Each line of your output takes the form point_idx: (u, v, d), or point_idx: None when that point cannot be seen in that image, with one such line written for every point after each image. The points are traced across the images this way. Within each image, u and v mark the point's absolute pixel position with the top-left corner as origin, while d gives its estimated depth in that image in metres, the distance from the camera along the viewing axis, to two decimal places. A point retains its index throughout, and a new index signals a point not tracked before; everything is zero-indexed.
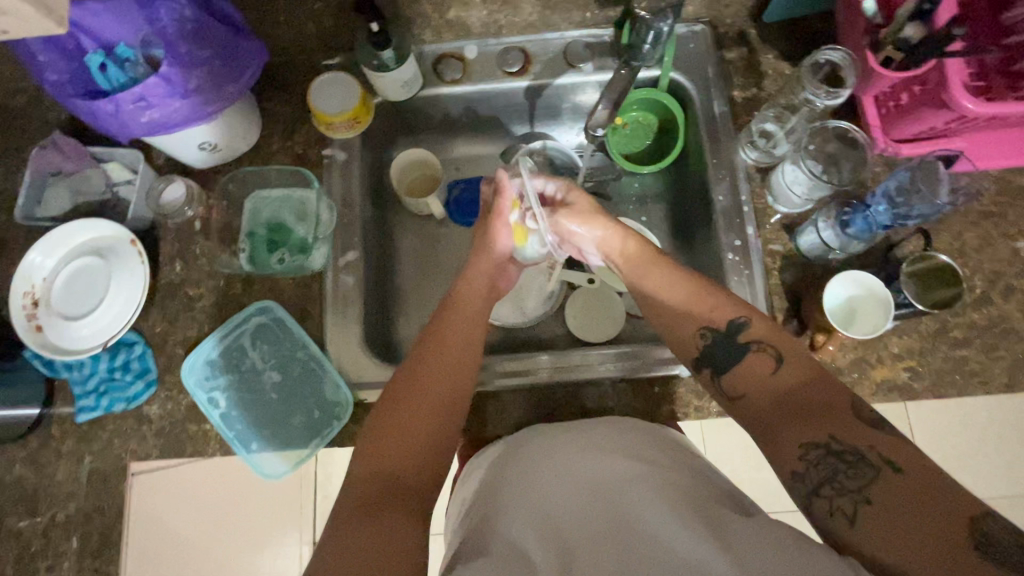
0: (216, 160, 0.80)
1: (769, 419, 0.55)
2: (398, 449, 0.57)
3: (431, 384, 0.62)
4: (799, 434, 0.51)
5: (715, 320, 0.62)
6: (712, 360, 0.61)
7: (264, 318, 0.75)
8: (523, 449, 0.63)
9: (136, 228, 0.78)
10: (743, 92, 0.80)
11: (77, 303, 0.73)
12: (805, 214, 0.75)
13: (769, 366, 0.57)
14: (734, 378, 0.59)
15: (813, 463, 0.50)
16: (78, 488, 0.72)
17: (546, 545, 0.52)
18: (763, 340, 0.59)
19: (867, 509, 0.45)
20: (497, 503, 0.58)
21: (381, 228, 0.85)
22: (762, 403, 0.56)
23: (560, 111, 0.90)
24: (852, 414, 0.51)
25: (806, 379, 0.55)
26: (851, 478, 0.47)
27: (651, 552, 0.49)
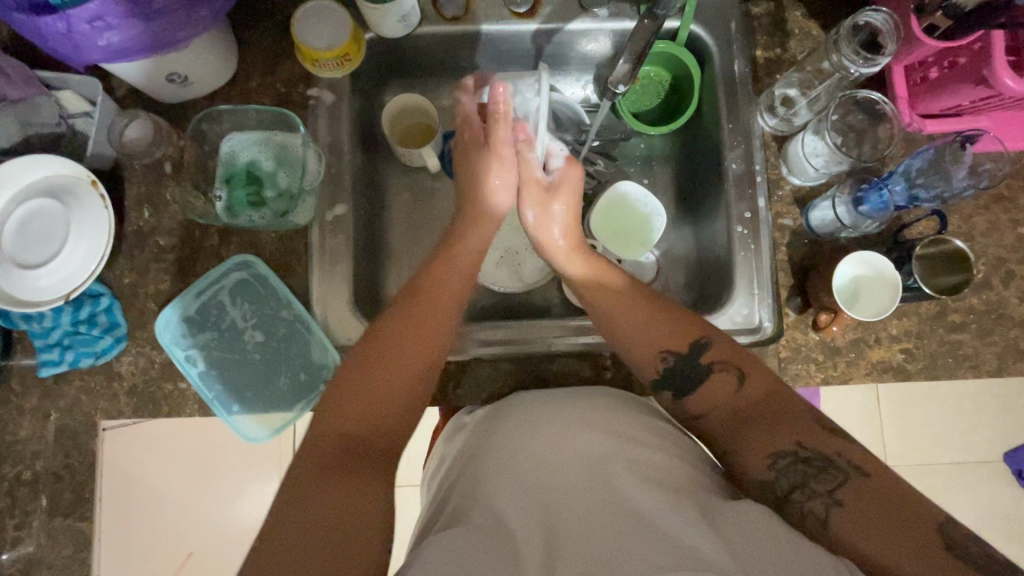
0: (189, 94, 0.72)
1: (734, 423, 0.53)
2: (351, 424, 0.54)
3: (370, 367, 0.57)
4: (765, 442, 0.50)
5: (676, 344, 0.57)
6: (669, 376, 0.57)
7: (244, 274, 0.70)
8: (503, 418, 0.59)
9: (98, 167, 0.70)
10: (766, 53, 0.75)
11: (32, 249, 0.66)
12: (818, 187, 0.72)
13: (731, 387, 0.54)
14: (697, 395, 0.56)
15: (782, 471, 0.49)
16: (45, 445, 0.67)
17: (529, 519, 0.49)
18: (726, 360, 0.55)
19: (837, 511, 0.46)
20: (476, 468, 0.55)
21: (370, 179, 0.79)
22: (727, 416, 0.54)
23: (567, 60, 0.83)
24: (816, 422, 0.50)
25: (769, 393, 0.53)
26: (822, 483, 0.48)
27: (638, 525, 0.47)
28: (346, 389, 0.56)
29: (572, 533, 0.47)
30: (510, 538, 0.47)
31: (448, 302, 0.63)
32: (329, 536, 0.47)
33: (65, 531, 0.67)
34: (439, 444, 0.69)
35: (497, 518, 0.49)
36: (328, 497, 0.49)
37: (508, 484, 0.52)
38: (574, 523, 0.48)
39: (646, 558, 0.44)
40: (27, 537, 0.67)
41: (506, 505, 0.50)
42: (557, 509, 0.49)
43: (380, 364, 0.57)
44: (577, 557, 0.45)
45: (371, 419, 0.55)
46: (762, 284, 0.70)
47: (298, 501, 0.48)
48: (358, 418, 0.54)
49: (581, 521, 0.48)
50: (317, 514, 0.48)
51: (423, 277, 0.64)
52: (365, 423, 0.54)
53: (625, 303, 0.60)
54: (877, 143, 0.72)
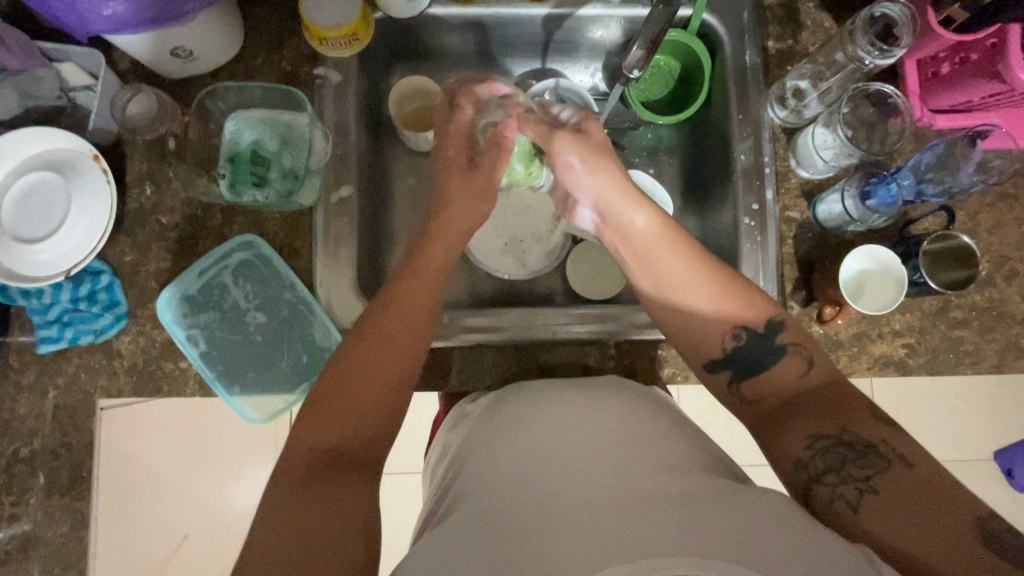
0: (192, 70, 0.71)
1: (785, 409, 0.54)
2: (352, 416, 0.53)
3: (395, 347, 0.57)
4: (812, 426, 0.51)
5: (751, 319, 0.59)
6: (734, 357, 0.59)
7: (247, 254, 0.69)
8: (510, 408, 0.59)
9: (99, 142, 0.69)
10: (778, 44, 0.74)
11: (31, 224, 0.65)
12: (826, 181, 0.72)
13: (799, 370, 0.56)
14: (755, 381, 0.57)
15: (819, 452, 0.49)
16: (42, 423, 0.67)
17: (529, 501, 0.48)
18: (801, 344, 0.57)
19: (870, 498, 0.46)
20: (481, 456, 0.55)
21: (375, 162, 0.79)
22: (777, 401, 0.55)
23: (577, 46, 0.82)
24: (870, 412, 0.51)
25: (831, 382, 0.54)
26: (860, 468, 0.47)
27: (641, 510, 0.46)
28: (335, 384, 0.55)
29: (572, 513, 0.46)
30: (515, 525, 0.46)
31: (426, 295, 0.62)
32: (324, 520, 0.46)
33: (62, 509, 0.67)
34: (443, 431, 0.68)
35: (502, 506, 0.48)
36: (316, 494, 0.48)
37: (515, 473, 0.51)
38: (580, 508, 0.46)
39: (655, 541, 0.42)
40: (24, 515, 0.66)
41: (511, 493, 0.49)
42: (563, 493, 0.48)
43: (364, 357, 0.56)
44: (584, 541, 0.43)
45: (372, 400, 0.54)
46: (767, 276, 0.70)
47: (294, 495, 0.47)
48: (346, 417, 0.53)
49: (588, 506, 0.46)
50: (307, 510, 0.47)
51: (408, 273, 0.63)
52: (359, 413, 0.54)
53: (683, 276, 0.62)
54: (887, 136, 0.71)
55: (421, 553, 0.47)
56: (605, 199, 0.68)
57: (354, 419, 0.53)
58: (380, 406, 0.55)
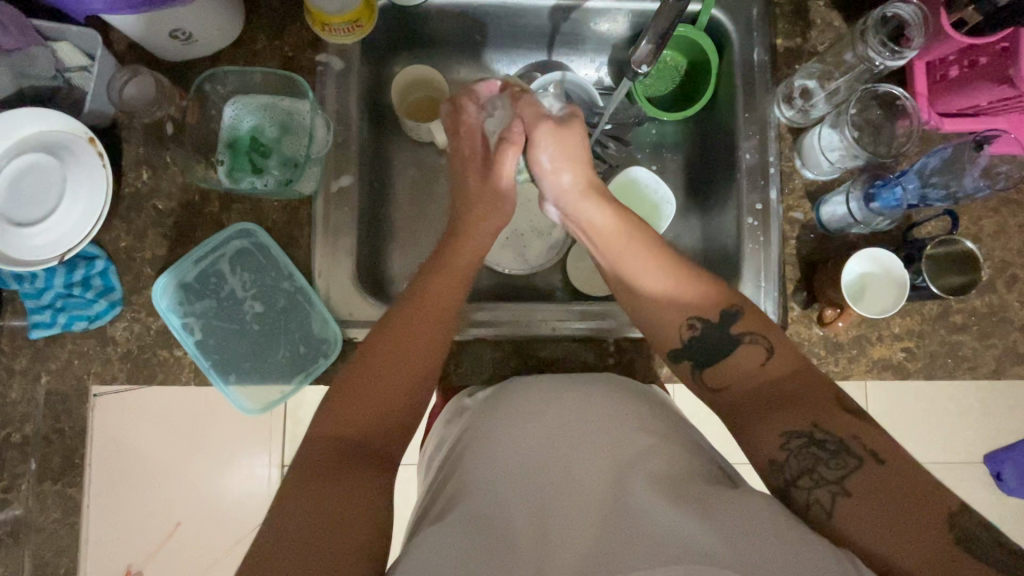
0: (192, 53, 0.69)
1: (751, 405, 0.53)
2: (360, 414, 0.52)
3: (392, 347, 0.56)
4: (783, 422, 0.50)
5: (703, 308, 0.58)
6: (700, 348, 0.57)
7: (244, 242, 0.68)
8: (501, 407, 0.58)
9: (96, 125, 0.68)
10: (787, 41, 0.73)
11: (25, 207, 0.64)
12: (831, 182, 0.71)
13: (759, 359, 0.54)
14: (716, 368, 0.57)
15: (794, 452, 0.49)
16: (35, 408, 0.66)
17: (524, 512, 0.48)
18: (756, 331, 0.56)
19: (843, 501, 0.46)
20: (472, 456, 0.54)
21: (376, 151, 0.78)
22: (746, 394, 0.54)
23: (583, 39, 0.81)
24: (839, 408, 0.49)
25: (792, 372, 0.53)
26: (833, 468, 0.47)
27: (637, 524, 0.46)
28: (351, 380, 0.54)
29: (568, 529, 0.46)
30: (507, 530, 0.46)
31: (450, 289, 0.62)
32: (328, 522, 0.45)
33: (54, 495, 0.66)
34: (439, 424, 0.68)
35: (495, 507, 0.48)
36: (324, 491, 0.47)
37: (510, 472, 0.51)
38: (572, 518, 0.47)
39: (645, 556, 0.43)
40: (14, 500, 0.66)
41: (505, 494, 0.49)
42: (557, 500, 0.49)
43: (380, 352, 0.56)
44: (574, 556, 0.44)
45: (380, 406, 0.53)
46: (769, 277, 0.70)
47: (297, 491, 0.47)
48: (364, 405, 0.53)
49: (580, 518, 0.47)
50: (311, 502, 0.46)
51: (429, 271, 0.63)
52: (362, 415, 0.52)
53: (652, 277, 0.61)
54: (894, 139, 0.70)
55: (406, 551, 0.46)
56: (565, 198, 0.69)
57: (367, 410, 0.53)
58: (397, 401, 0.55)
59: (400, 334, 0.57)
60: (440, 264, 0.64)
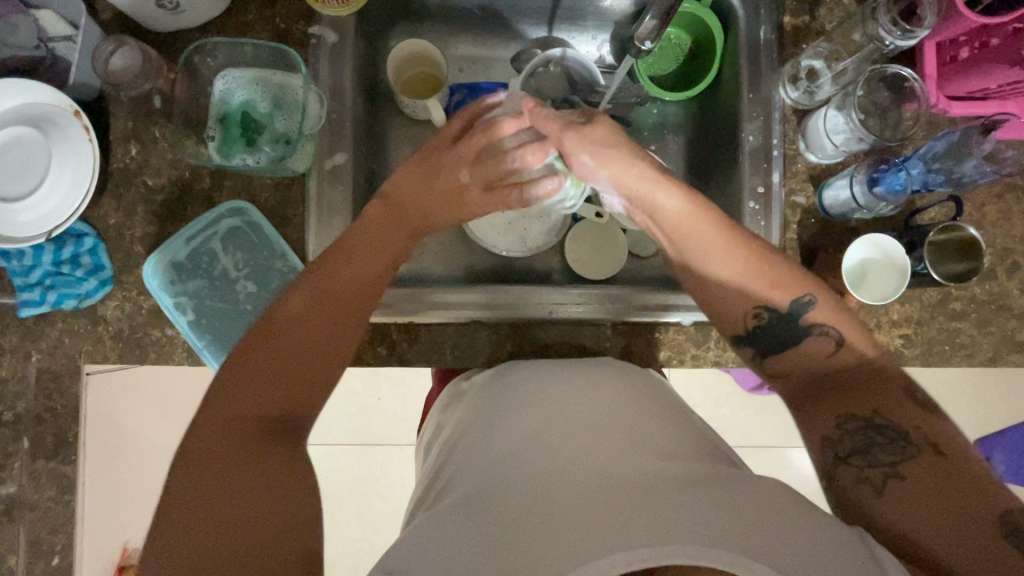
0: (181, 23, 0.67)
1: (814, 391, 0.53)
2: (287, 399, 0.51)
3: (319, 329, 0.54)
4: (839, 405, 0.51)
5: (775, 299, 0.56)
6: (764, 335, 0.56)
7: (237, 221, 0.67)
8: (505, 393, 0.58)
9: (82, 97, 0.66)
10: (794, 20, 0.72)
11: (11, 183, 0.62)
12: (834, 166, 0.70)
13: (827, 351, 0.53)
14: (781, 358, 0.56)
15: (848, 433, 0.49)
16: (26, 387, 0.65)
17: (525, 483, 0.47)
18: (825, 323, 0.54)
19: (895, 484, 0.45)
20: (476, 438, 0.54)
21: (371, 128, 0.76)
22: (804, 382, 0.54)
23: (584, 14, 0.79)
24: (904, 394, 0.49)
25: (858, 364, 0.52)
26: (887, 453, 0.47)
27: (644, 497, 0.44)
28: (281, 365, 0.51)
29: (570, 497, 0.45)
30: (509, 505, 0.45)
31: (377, 257, 0.60)
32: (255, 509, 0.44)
33: (48, 473, 0.66)
34: (437, 409, 0.68)
35: (495, 489, 0.47)
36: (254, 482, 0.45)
37: (508, 456, 0.50)
38: (575, 494, 0.45)
39: (657, 528, 0.40)
40: (8, 478, 0.65)
41: (503, 473, 0.49)
42: (557, 477, 0.47)
43: (293, 346, 0.53)
44: (581, 527, 0.41)
45: (299, 389, 0.52)
46: None
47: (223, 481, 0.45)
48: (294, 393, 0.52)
49: (580, 493, 0.45)
50: (239, 487, 0.45)
51: (344, 244, 0.59)
52: (287, 398, 0.51)
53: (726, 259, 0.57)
54: (901, 121, 0.69)
55: (416, 535, 0.45)
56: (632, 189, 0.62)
57: (301, 393, 0.52)
58: (319, 382, 0.53)
59: (312, 325, 0.54)
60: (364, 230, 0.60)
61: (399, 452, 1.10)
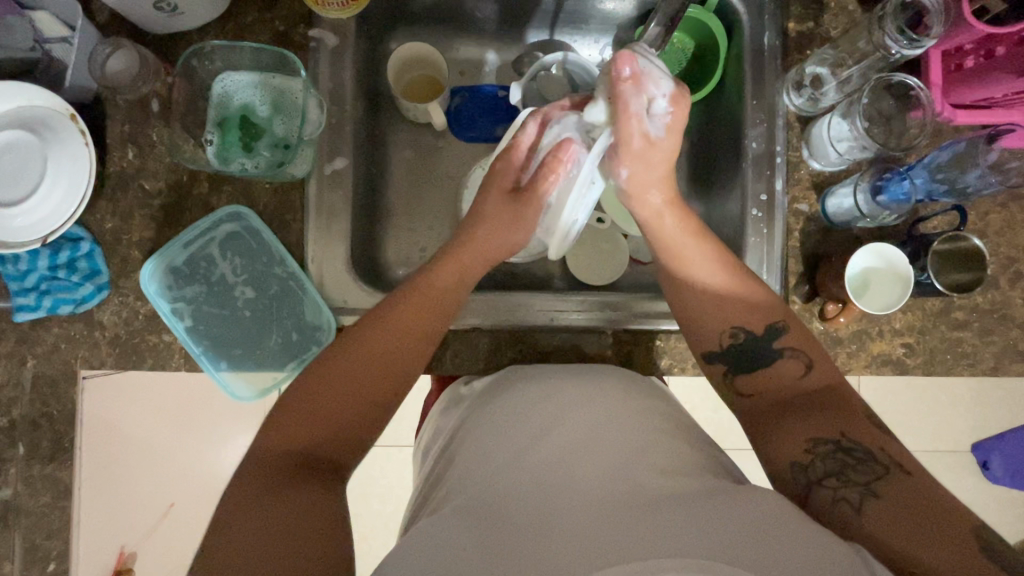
0: (181, 26, 0.66)
1: (779, 415, 0.53)
2: (314, 428, 0.50)
3: (352, 362, 0.53)
4: (809, 429, 0.51)
5: (751, 321, 0.57)
6: (735, 354, 0.58)
7: (235, 226, 0.66)
8: (503, 400, 0.58)
9: (79, 100, 0.65)
10: (798, 26, 0.71)
11: (7, 187, 0.62)
12: (837, 174, 0.70)
13: (798, 371, 0.55)
14: (752, 377, 0.57)
15: (820, 456, 0.49)
16: (21, 392, 0.65)
17: (522, 494, 0.46)
18: (799, 347, 0.55)
19: (872, 501, 0.45)
20: (474, 447, 0.53)
21: (372, 131, 0.75)
22: (775, 401, 0.55)
23: (587, 18, 0.78)
24: (869, 421, 0.50)
25: (825, 387, 0.53)
26: (861, 474, 0.47)
27: (640, 509, 0.44)
28: (296, 410, 0.51)
29: (568, 510, 0.44)
30: (506, 516, 0.44)
31: (429, 305, 0.57)
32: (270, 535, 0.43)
33: (43, 479, 0.65)
34: (434, 417, 0.68)
35: (491, 499, 0.47)
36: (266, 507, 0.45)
37: (505, 466, 0.50)
38: (573, 506, 0.44)
39: (654, 544, 0.40)
40: (3, 483, 0.65)
41: (501, 483, 0.48)
42: (555, 488, 0.46)
43: (327, 381, 0.52)
44: (578, 541, 0.41)
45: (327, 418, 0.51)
46: (771, 270, 0.69)
47: (230, 517, 0.44)
48: (320, 425, 0.51)
49: (576, 504, 0.45)
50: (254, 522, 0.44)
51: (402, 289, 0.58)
52: (314, 426, 0.51)
53: (718, 287, 0.59)
54: (906, 130, 0.69)
55: (411, 544, 0.45)
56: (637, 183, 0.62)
57: (329, 425, 0.51)
58: (349, 417, 0.52)
59: (350, 368, 0.53)
60: (426, 284, 0.59)
61: (398, 455, 1.09)
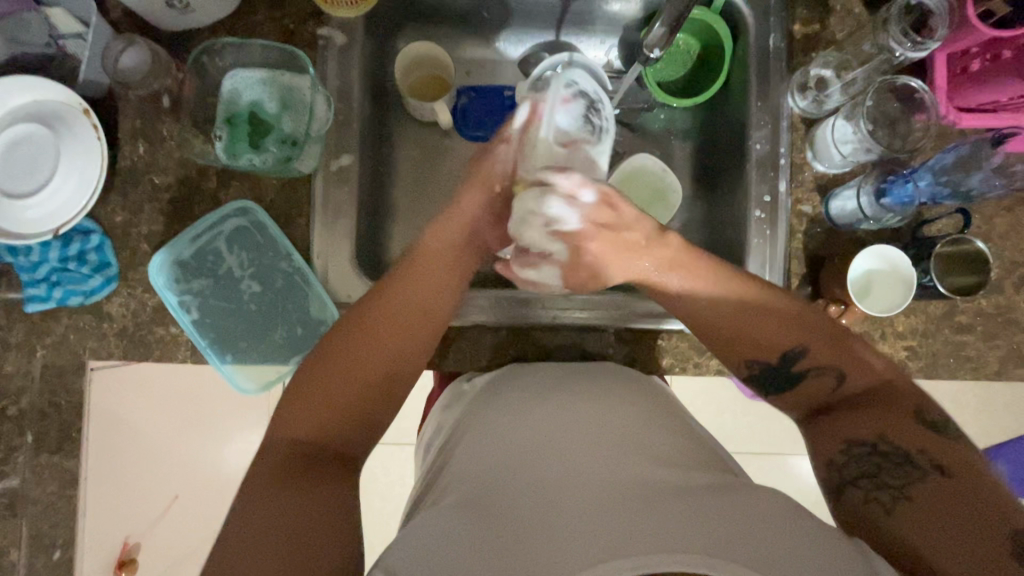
0: (193, 23, 0.67)
1: (822, 417, 0.53)
2: (321, 419, 0.51)
3: (358, 356, 0.53)
4: (847, 430, 0.51)
5: (765, 355, 0.56)
6: (759, 373, 0.57)
7: (242, 221, 0.67)
8: (505, 398, 0.58)
9: (91, 95, 0.66)
10: (803, 28, 0.71)
11: (21, 179, 0.63)
12: (841, 176, 0.70)
13: (829, 386, 0.54)
14: (782, 391, 0.57)
15: (854, 458, 0.50)
16: (29, 381, 0.66)
17: (523, 488, 0.47)
18: (826, 363, 0.54)
19: (903, 505, 0.46)
20: (477, 441, 0.54)
21: (378, 129, 0.76)
22: (817, 404, 0.55)
23: (593, 19, 0.79)
24: (913, 421, 0.49)
25: (867, 391, 0.52)
26: (895, 477, 0.47)
27: (642, 502, 0.44)
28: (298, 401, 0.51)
29: (570, 502, 0.44)
30: (508, 509, 0.45)
31: (432, 299, 0.58)
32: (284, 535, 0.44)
33: (50, 467, 0.66)
34: (436, 410, 0.68)
35: (493, 493, 0.47)
36: (285, 500, 0.45)
37: (506, 461, 0.50)
38: (574, 497, 0.45)
39: (657, 535, 0.40)
40: (12, 471, 0.66)
41: (502, 476, 0.48)
42: (555, 483, 0.46)
43: (325, 374, 0.52)
44: (579, 532, 0.41)
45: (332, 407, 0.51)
46: (774, 271, 0.69)
47: (246, 512, 0.45)
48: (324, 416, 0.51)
49: (576, 498, 0.45)
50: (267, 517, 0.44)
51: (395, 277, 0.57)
52: (319, 419, 0.51)
53: (731, 312, 0.57)
54: (910, 133, 0.68)
55: (415, 533, 0.45)
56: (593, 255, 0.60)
57: (336, 418, 0.51)
58: (356, 411, 0.52)
59: (353, 362, 0.53)
60: (418, 270, 0.58)
61: (399, 453, 1.10)
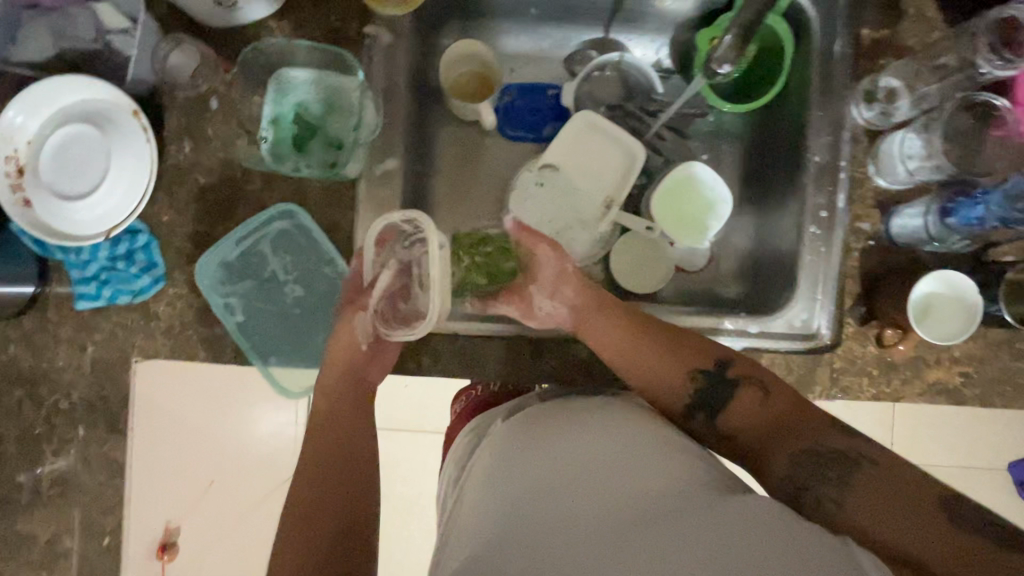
0: (239, 19, 0.66)
1: (757, 446, 0.55)
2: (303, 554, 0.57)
3: (316, 481, 0.62)
4: (789, 447, 0.52)
5: (704, 361, 0.59)
6: (701, 398, 0.59)
7: (287, 224, 0.67)
8: (514, 435, 0.55)
9: (138, 92, 0.66)
10: (874, 33, 0.67)
11: (73, 179, 0.63)
12: (904, 192, 0.67)
13: (757, 398, 0.57)
14: (726, 414, 0.57)
15: (797, 463, 0.51)
16: (80, 376, 0.67)
17: (532, 537, 0.44)
18: (754, 375, 0.58)
19: (852, 494, 0.47)
20: (486, 484, 0.51)
21: (421, 129, 0.74)
22: (754, 435, 0.56)
23: (644, 18, 0.76)
24: (829, 426, 0.53)
25: (798, 409, 0.55)
26: (835, 472, 0.49)
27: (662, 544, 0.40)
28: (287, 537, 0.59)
29: (585, 553, 0.41)
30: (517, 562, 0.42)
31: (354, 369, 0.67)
32: None
33: (101, 459, 0.68)
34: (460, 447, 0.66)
35: (504, 547, 0.44)
36: None
37: (509, 508, 0.47)
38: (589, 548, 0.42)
39: None
40: (65, 462, 0.68)
41: (510, 525, 0.46)
42: (566, 531, 0.43)
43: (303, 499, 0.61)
44: None
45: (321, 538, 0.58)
46: (826, 289, 0.67)
47: None
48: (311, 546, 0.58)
49: (591, 548, 0.42)
50: None
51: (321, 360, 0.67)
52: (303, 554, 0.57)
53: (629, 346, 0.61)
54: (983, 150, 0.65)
55: None
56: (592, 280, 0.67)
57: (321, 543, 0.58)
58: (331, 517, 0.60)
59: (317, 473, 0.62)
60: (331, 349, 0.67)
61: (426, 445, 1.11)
